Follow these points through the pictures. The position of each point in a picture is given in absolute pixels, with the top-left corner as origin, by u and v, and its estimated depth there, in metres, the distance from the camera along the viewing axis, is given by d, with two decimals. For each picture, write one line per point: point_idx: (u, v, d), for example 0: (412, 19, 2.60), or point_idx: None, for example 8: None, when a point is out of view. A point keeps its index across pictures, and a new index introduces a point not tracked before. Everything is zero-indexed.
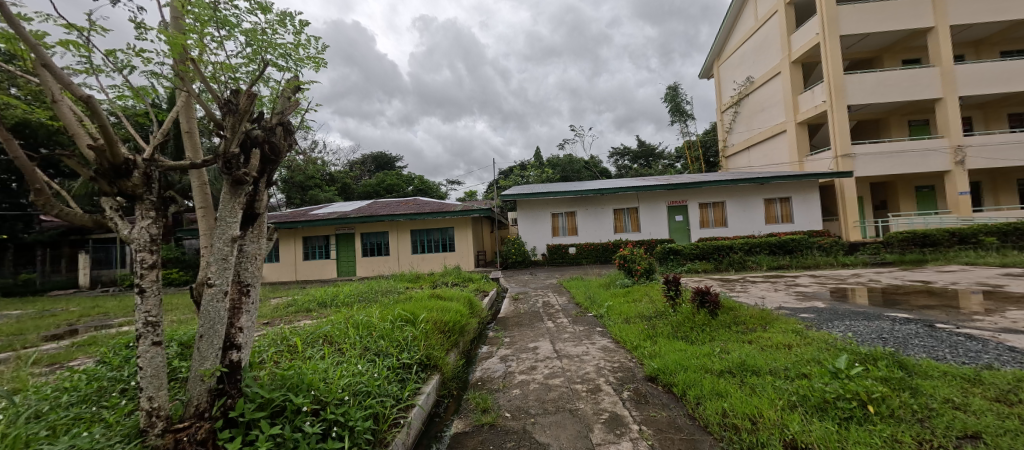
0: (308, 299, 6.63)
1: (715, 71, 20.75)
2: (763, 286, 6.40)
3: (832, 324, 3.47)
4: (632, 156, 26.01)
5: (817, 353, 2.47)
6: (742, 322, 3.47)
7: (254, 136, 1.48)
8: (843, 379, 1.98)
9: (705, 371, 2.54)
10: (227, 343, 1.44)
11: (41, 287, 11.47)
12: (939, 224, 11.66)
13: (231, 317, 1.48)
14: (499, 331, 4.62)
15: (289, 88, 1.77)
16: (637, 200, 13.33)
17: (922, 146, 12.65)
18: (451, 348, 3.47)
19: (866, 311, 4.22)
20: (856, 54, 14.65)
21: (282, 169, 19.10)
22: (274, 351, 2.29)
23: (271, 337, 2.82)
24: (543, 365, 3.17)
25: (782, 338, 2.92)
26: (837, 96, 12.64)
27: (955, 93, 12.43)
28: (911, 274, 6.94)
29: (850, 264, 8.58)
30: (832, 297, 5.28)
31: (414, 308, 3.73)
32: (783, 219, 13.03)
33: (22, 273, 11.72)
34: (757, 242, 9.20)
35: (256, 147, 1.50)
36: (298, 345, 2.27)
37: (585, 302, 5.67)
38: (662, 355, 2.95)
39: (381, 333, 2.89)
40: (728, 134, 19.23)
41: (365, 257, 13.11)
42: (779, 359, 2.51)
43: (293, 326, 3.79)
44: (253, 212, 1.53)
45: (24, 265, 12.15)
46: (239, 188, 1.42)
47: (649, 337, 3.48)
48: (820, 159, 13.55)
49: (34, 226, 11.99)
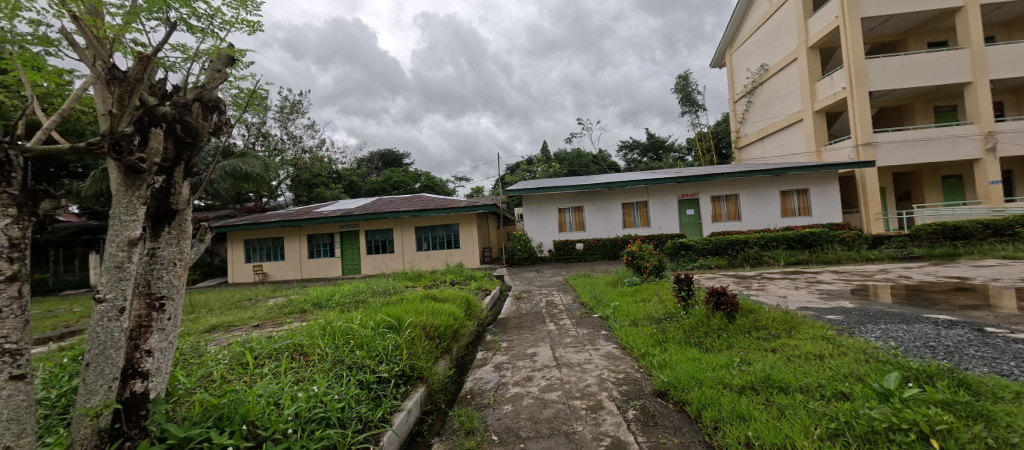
0: (304, 299, 6.40)
1: (726, 59, 20.02)
2: (782, 283, 6.00)
3: (865, 328, 3.10)
4: (641, 150, 25.48)
5: (856, 367, 2.10)
6: (763, 327, 3.10)
7: (158, 113, 1.21)
8: (896, 405, 1.62)
9: (723, 387, 2.21)
10: (129, 371, 1.21)
11: (53, 286, 11.48)
12: (969, 215, 10.97)
13: (136, 338, 1.24)
14: (497, 334, 4.33)
15: (221, 59, 1.52)
16: (646, 193, 12.87)
17: (949, 133, 11.93)
18: (441, 356, 3.20)
19: (898, 312, 3.82)
20: (877, 37, 13.91)
21: (289, 167, 19.15)
22: (226, 370, 2.02)
23: (234, 348, 2.55)
24: (540, 376, 2.86)
25: (812, 346, 2.55)
26: (858, 82, 11.97)
27: (985, 76, 11.68)
28: (944, 269, 6.42)
29: (875, 259, 8.09)
30: (858, 297, 4.88)
31: (400, 312, 3.43)
32: (801, 212, 12.46)
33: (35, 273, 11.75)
34: (774, 236, 8.76)
35: (160, 126, 1.23)
36: (251, 361, 2.00)
37: (590, 302, 5.34)
38: (674, 365, 2.62)
39: (359, 342, 2.62)
40: (740, 125, 18.58)
41: (369, 254, 12.93)
42: (811, 374, 2.15)
43: (272, 333, 3.51)
44: (167, 208, 1.29)
45: (36, 265, 12.18)
46: (136, 179, 1.17)
47: (658, 344, 3.15)
48: (840, 149, 12.95)
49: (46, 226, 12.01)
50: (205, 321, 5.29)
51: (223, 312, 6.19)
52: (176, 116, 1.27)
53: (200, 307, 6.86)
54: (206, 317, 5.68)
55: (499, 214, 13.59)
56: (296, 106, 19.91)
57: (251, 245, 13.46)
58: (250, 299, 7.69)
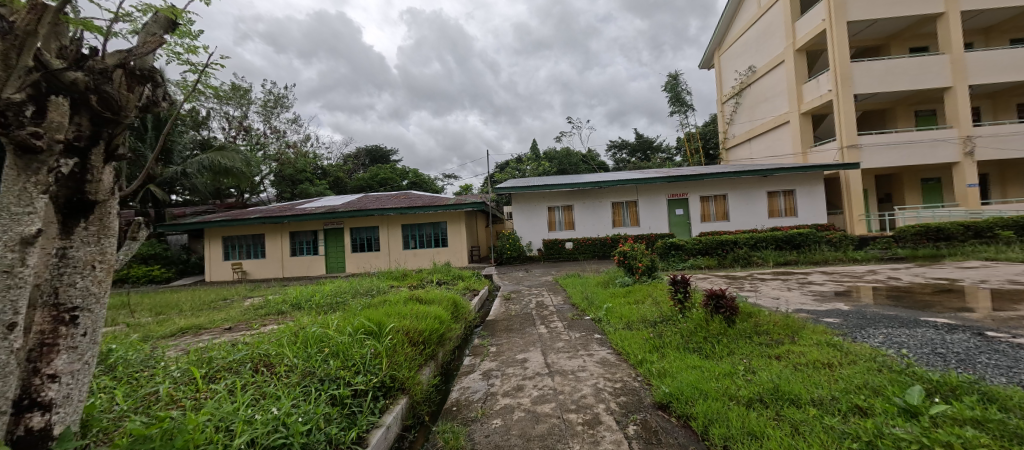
0: (282, 300, 6.10)
1: (715, 60, 20.17)
2: (774, 284, 5.94)
3: (867, 333, 3.00)
4: (630, 150, 25.59)
5: (871, 378, 1.98)
6: (764, 332, 2.97)
7: (72, 81, 0.99)
8: (925, 425, 1.49)
9: (729, 399, 2.05)
10: (23, 404, 0.96)
11: None
12: (948, 217, 11.22)
13: (36, 360, 0.99)
14: (485, 337, 4.13)
15: (159, 19, 1.28)
16: (636, 193, 12.80)
17: (930, 137, 12.19)
18: (425, 363, 2.97)
19: (896, 315, 3.74)
20: (862, 41, 14.14)
21: (271, 163, 18.54)
22: (175, 388, 1.75)
23: (190, 358, 2.25)
24: (531, 385, 2.66)
25: (820, 353, 2.42)
26: (844, 85, 12.12)
27: (965, 81, 11.95)
28: (930, 271, 6.45)
29: (861, 259, 8.16)
30: (851, 298, 4.83)
31: (381, 316, 3.18)
32: (787, 212, 12.58)
33: None
34: (763, 237, 8.79)
35: (77, 98, 1.01)
36: (201, 379, 1.73)
37: (582, 303, 5.17)
38: (674, 373, 2.46)
39: (334, 350, 2.37)
40: (728, 126, 18.73)
41: (354, 253, 12.55)
42: (823, 385, 2.01)
43: (241, 339, 3.20)
44: (82, 199, 1.05)
45: None
46: (32, 159, 0.93)
47: (655, 350, 2.99)
48: (825, 151, 13.11)
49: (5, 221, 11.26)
50: (173, 323, 4.95)
51: (194, 313, 5.85)
52: (91, 85, 1.02)
53: (169, 307, 6.45)
54: (175, 318, 5.32)
55: (489, 211, 13.37)
56: (280, 100, 19.29)
57: (230, 242, 12.94)
58: (225, 299, 7.34)
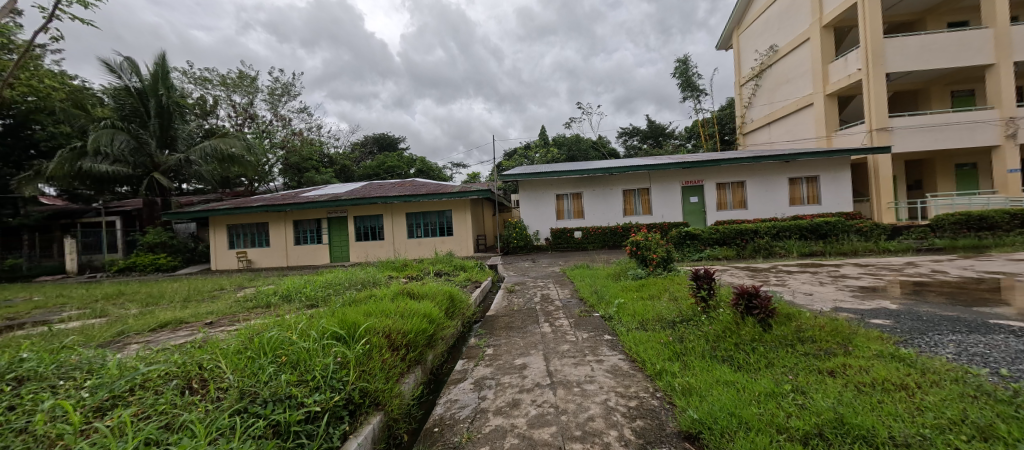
0: (275, 291, 5.82)
1: (733, 41, 19.10)
2: (803, 278, 5.40)
3: (927, 339, 2.53)
4: (641, 136, 24.81)
5: (975, 412, 1.52)
6: (810, 339, 2.48)
7: None
8: None
9: (777, 431, 1.61)
10: None
11: (28, 272, 12.25)
12: (987, 205, 10.38)
13: None
14: (484, 335, 3.75)
15: None
16: (649, 180, 12.22)
17: (969, 118, 11.25)
18: (408, 370, 2.57)
19: (959, 317, 3.20)
20: (893, 17, 13.11)
21: (278, 151, 18.43)
22: (57, 420, 1.35)
23: (107, 369, 1.86)
24: (529, 401, 2.24)
25: (888, 370, 1.95)
26: (875, 63, 11.22)
27: (1011, 57, 10.88)
28: (979, 264, 5.82)
29: (894, 250, 7.52)
30: (897, 295, 4.28)
31: (360, 315, 2.79)
32: (810, 200, 11.84)
33: (9, 258, 12.33)
34: (787, 226, 8.16)
35: None
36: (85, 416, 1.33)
37: (591, 298, 4.74)
38: (703, 392, 2.02)
39: (292, 360, 1.98)
40: (746, 109, 17.78)
41: (358, 241, 12.29)
42: (906, 418, 1.54)
43: (203, 338, 2.82)
44: None
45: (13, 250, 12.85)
46: None
47: (676, 357, 2.55)
48: (852, 134, 12.26)
49: (20, 210, 12.97)
50: (155, 315, 4.75)
51: (185, 304, 5.66)
52: None
53: (162, 298, 6.24)
54: (158, 311, 5.04)
55: (494, 199, 12.95)
56: (287, 88, 19.00)
57: (234, 231, 12.80)
58: (220, 288, 7.16)
